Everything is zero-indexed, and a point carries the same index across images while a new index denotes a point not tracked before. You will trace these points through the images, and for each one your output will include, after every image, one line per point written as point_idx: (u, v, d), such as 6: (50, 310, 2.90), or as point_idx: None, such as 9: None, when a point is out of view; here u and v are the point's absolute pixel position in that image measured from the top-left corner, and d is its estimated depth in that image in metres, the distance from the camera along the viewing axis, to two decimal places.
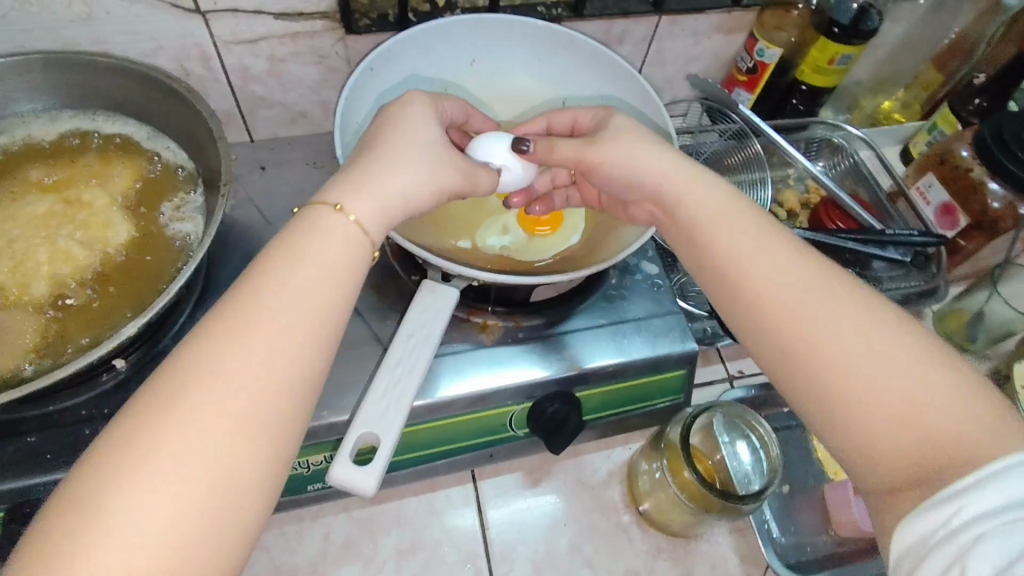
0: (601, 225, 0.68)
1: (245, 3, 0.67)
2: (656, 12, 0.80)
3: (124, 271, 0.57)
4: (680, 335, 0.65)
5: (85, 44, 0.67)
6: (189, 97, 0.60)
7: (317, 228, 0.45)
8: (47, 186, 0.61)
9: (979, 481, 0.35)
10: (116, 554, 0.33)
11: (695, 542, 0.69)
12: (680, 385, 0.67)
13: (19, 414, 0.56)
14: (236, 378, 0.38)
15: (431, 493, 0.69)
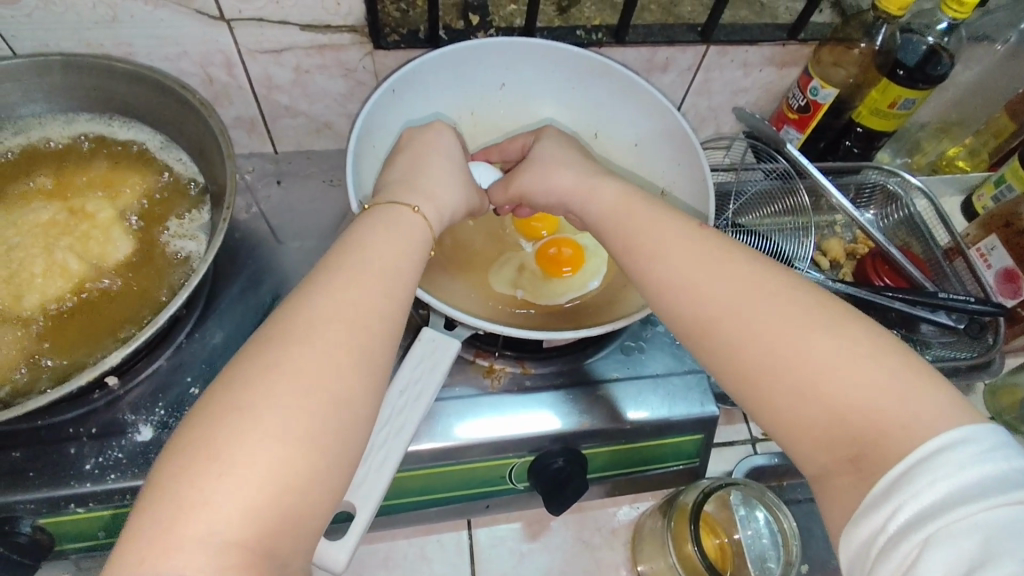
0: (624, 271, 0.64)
1: (271, 13, 0.65)
2: (704, 41, 0.75)
3: (120, 289, 0.56)
4: (700, 398, 0.60)
5: (109, 46, 0.66)
6: (202, 112, 0.58)
7: (391, 219, 0.48)
8: (53, 193, 0.60)
9: (920, 478, 0.33)
10: (229, 494, 0.33)
11: None
12: (695, 450, 0.62)
13: (7, 427, 0.54)
14: (332, 330, 0.39)
15: (423, 538, 0.65)
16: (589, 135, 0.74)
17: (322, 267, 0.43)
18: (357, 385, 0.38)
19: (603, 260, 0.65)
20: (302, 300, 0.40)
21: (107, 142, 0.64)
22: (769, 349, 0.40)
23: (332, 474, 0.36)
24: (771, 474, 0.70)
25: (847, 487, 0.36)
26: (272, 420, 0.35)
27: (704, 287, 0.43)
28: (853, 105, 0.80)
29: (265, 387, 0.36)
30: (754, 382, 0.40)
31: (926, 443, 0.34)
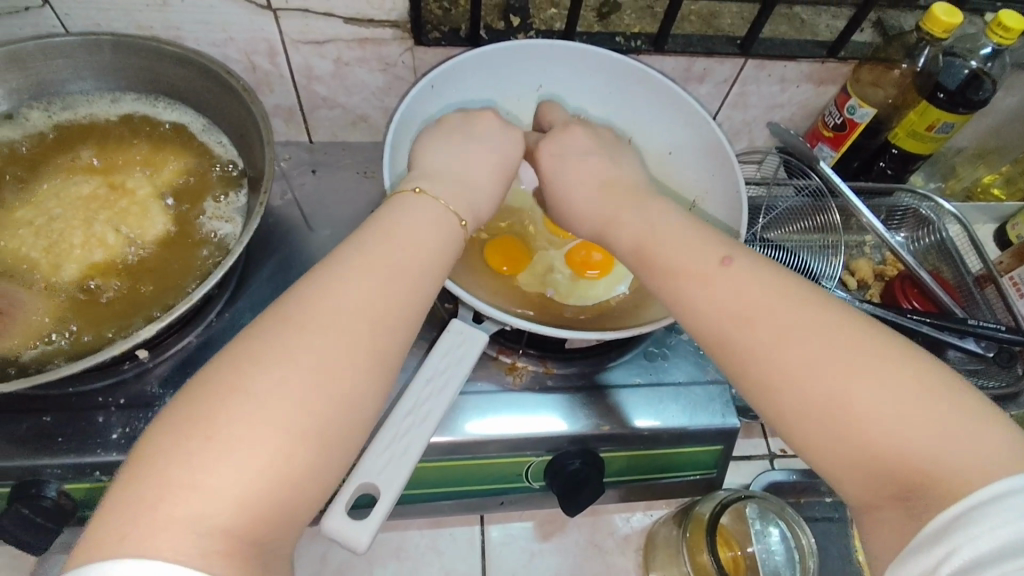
0: None
1: (317, 4, 0.66)
2: (743, 54, 0.75)
3: (156, 265, 0.57)
4: (721, 409, 0.60)
5: (159, 29, 0.68)
6: (245, 97, 0.59)
7: (407, 212, 0.47)
8: (96, 168, 0.61)
9: (976, 528, 0.32)
10: (214, 479, 0.33)
11: None
12: (713, 460, 0.62)
13: (40, 392, 0.55)
14: (335, 328, 0.39)
15: (436, 530, 0.65)
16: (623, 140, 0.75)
17: (335, 258, 0.43)
18: (357, 380, 0.39)
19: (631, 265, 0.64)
20: (309, 294, 0.41)
21: (151, 122, 0.65)
22: (793, 366, 0.39)
23: (326, 464, 0.37)
24: (789, 490, 0.70)
25: (889, 522, 0.35)
26: (269, 407, 0.36)
27: (750, 307, 0.41)
28: (889, 125, 0.80)
29: (259, 376, 0.36)
30: (773, 395, 0.40)
31: (978, 495, 0.33)
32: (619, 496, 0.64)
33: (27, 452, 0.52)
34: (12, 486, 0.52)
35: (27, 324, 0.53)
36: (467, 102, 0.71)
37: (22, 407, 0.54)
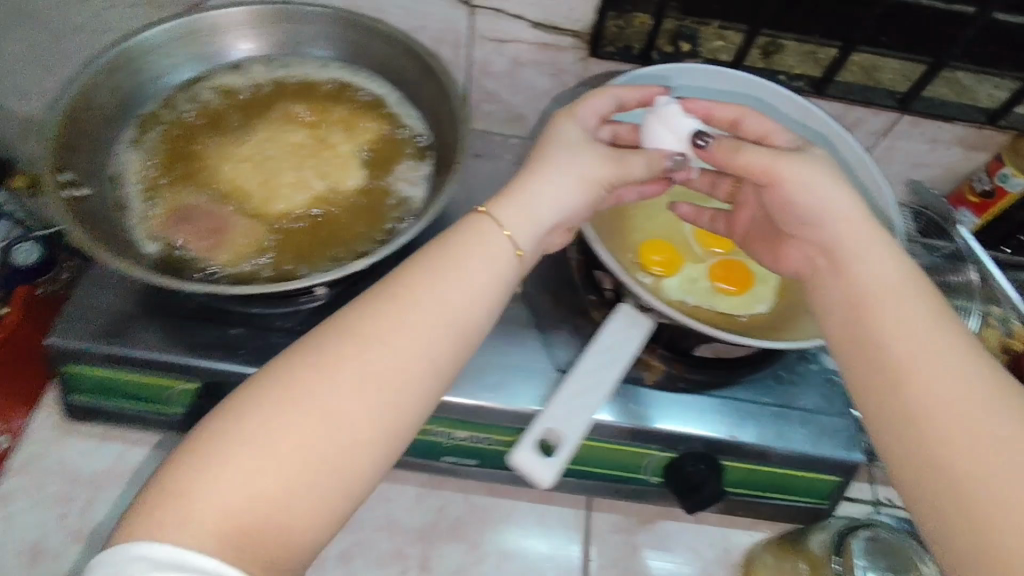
0: (792, 303, 0.66)
1: (510, 6, 0.73)
2: (901, 109, 0.77)
3: (348, 214, 0.63)
4: (847, 444, 0.61)
5: (364, 6, 0.76)
6: (444, 77, 0.66)
7: (477, 236, 0.47)
8: (302, 120, 0.68)
9: None
10: (216, 492, 0.35)
11: None
12: (828, 492, 0.63)
13: (230, 307, 0.62)
14: (351, 365, 0.40)
15: (545, 505, 0.68)
16: None
17: (370, 292, 0.44)
18: (367, 417, 0.39)
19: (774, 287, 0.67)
20: (330, 329, 0.42)
21: (354, 90, 0.71)
22: (989, 458, 0.37)
23: (325, 488, 0.37)
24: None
25: None
26: (272, 444, 0.37)
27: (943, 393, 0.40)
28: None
29: (290, 395, 0.39)
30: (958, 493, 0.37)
31: None
32: (726, 506, 0.66)
33: (217, 357, 0.60)
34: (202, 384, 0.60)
35: (238, 243, 0.60)
36: None
37: (217, 316, 0.62)
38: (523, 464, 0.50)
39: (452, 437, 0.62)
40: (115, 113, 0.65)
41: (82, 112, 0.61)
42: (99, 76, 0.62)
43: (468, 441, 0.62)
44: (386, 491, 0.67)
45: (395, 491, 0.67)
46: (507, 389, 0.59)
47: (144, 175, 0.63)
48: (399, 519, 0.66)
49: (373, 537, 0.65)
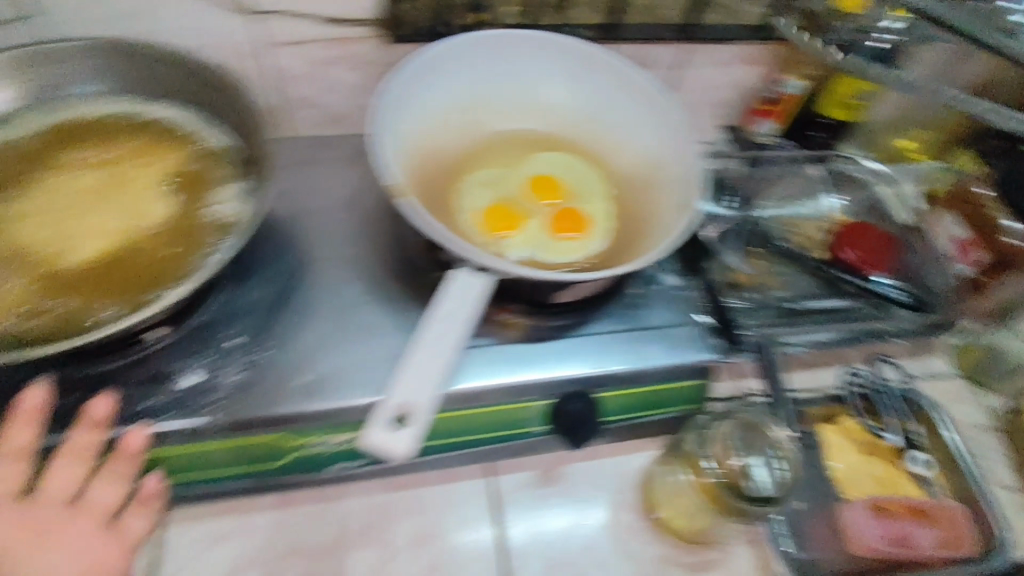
0: (624, 231, 0.71)
1: (297, 6, 0.71)
2: (682, 36, 0.84)
3: (128, 263, 0.58)
4: (701, 345, 0.67)
5: (146, 34, 0.72)
6: (234, 89, 0.62)
7: None
8: (100, 188, 0.61)
9: None
10: None
11: (708, 547, 0.69)
12: (697, 394, 0.69)
13: (84, 372, 0.57)
14: None
15: (450, 485, 0.70)
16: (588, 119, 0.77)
17: None
18: None
19: (608, 224, 0.72)
20: None
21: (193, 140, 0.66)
22: None
23: None
24: None
25: None
26: None
27: None
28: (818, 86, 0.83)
29: None
30: None
31: None
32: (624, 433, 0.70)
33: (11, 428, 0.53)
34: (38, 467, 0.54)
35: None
36: (436, 99, 0.71)
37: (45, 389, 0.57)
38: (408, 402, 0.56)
39: (334, 444, 0.61)
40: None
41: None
42: None
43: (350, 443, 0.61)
44: (297, 522, 0.65)
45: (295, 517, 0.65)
46: (371, 377, 0.60)
47: None
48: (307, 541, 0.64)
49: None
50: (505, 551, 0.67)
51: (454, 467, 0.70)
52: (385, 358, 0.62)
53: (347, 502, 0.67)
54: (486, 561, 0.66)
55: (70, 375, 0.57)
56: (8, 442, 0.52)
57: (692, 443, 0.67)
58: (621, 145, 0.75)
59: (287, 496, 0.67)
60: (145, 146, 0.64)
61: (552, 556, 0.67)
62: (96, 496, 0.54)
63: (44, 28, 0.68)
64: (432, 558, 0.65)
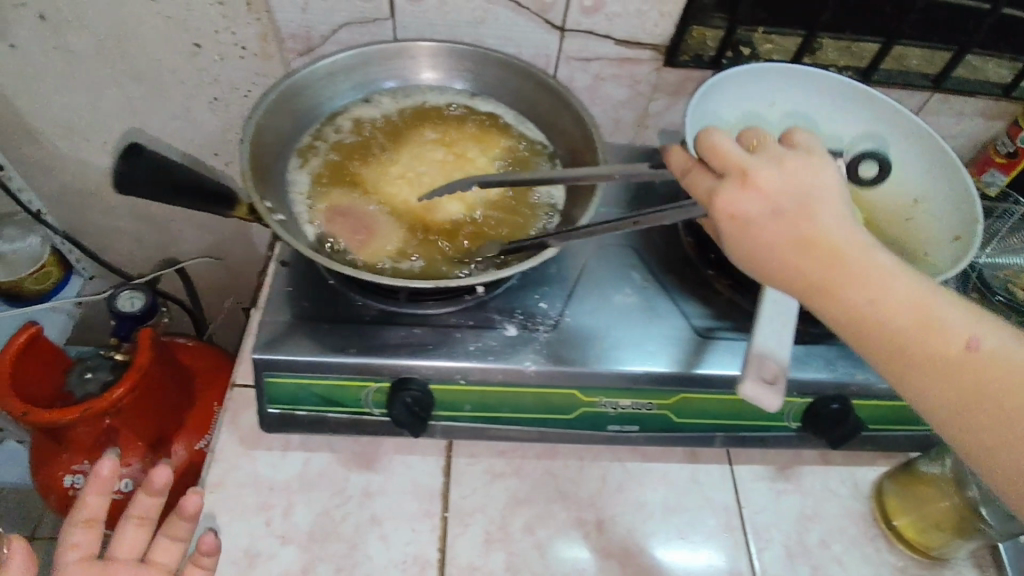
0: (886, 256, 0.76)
1: (601, 28, 0.82)
2: (936, 87, 0.91)
3: (474, 229, 0.69)
4: None
5: (466, 40, 0.84)
6: (565, 93, 0.73)
7: None
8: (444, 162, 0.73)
9: None
10: None
11: (938, 565, 0.73)
12: None
13: (427, 310, 0.69)
14: None
15: (693, 464, 0.77)
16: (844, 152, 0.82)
17: None
18: None
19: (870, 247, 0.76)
20: None
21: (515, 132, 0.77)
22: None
23: None
24: None
25: None
26: None
27: None
28: None
29: None
30: None
31: None
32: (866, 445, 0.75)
33: (380, 351, 0.65)
34: (390, 382, 0.65)
35: (380, 243, 0.66)
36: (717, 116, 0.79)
37: (392, 320, 0.68)
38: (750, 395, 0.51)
39: (617, 407, 0.70)
40: (281, 150, 0.70)
41: (261, 151, 0.66)
42: (265, 114, 0.68)
43: (632, 408, 0.70)
44: (563, 473, 0.74)
45: (562, 467, 0.74)
46: (657, 350, 0.69)
47: (311, 191, 0.69)
48: (573, 491, 0.73)
49: (327, 547, 0.66)
50: (746, 532, 0.73)
51: (695, 449, 0.78)
52: (669, 337, 0.70)
53: (603, 468, 0.75)
54: (729, 537, 0.72)
55: (416, 312, 0.69)
56: (382, 355, 0.65)
57: (931, 459, 0.73)
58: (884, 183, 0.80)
59: (553, 449, 0.75)
60: (480, 135, 0.76)
61: (790, 543, 0.72)
62: (155, 554, 0.62)
63: (400, 30, 0.82)
64: (681, 526, 0.72)
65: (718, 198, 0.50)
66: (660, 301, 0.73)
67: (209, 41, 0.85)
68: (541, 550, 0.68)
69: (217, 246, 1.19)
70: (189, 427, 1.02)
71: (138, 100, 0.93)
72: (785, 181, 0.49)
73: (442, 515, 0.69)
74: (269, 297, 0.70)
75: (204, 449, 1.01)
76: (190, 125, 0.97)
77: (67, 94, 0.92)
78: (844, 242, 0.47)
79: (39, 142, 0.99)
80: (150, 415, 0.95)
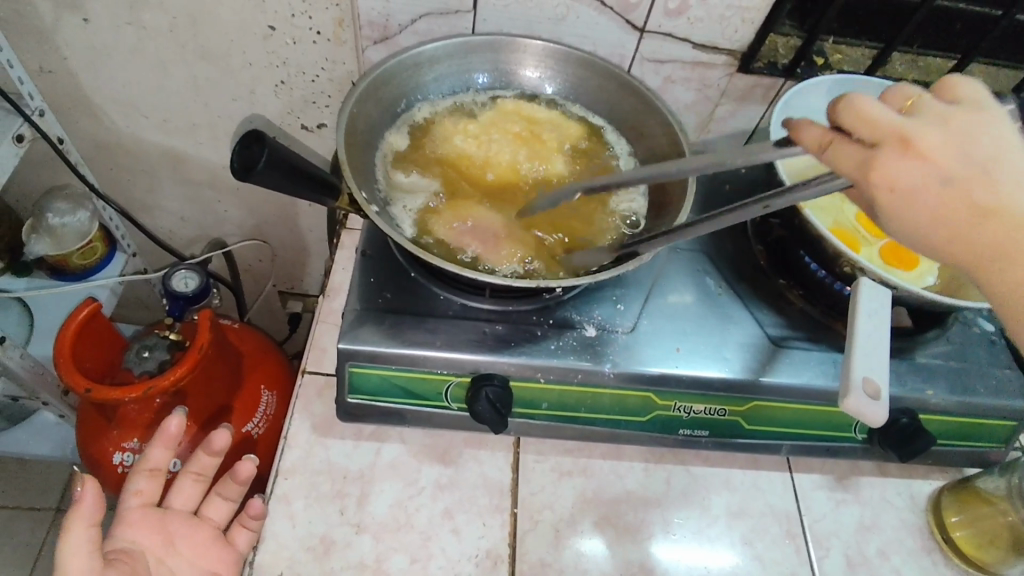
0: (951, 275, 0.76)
1: (679, 30, 0.82)
2: None
3: (556, 227, 0.72)
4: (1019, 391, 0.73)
5: (543, 36, 0.84)
6: (649, 96, 0.75)
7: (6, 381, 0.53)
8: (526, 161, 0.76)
9: None
10: None
11: None
12: (1006, 435, 0.75)
13: (507, 307, 0.70)
14: None
15: (754, 471, 0.77)
16: None
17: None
18: None
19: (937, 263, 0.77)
20: None
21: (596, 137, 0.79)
22: None
23: None
24: None
25: None
26: None
27: None
28: None
29: None
30: None
31: None
32: (927, 459, 0.76)
33: (462, 346, 0.66)
34: (472, 376, 0.66)
35: (469, 240, 0.70)
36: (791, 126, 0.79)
37: (471, 315, 0.69)
38: (856, 408, 0.52)
39: (690, 411, 0.70)
40: (373, 139, 0.73)
41: (356, 141, 0.69)
42: (361, 105, 0.70)
43: (705, 413, 0.70)
44: (627, 474, 0.75)
45: (627, 467, 0.75)
46: (733, 357, 0.69)
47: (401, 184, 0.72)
48: (638, 491, 0.73)
49: (400, 536, 0.67)
50: (808, 540, 0.73)
51: (756, 455, 0.78)
52: (742, 342, 0.71)
53: (666, 471, 0.75)
54: (791, 544, 0.72)
55: (497, 309, 0.70)
56: (464, 350, 0.65)
57: (993, 476, 0.73)
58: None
59: (618, 450, 0.76)
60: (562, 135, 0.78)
61: (851, 552, 0.73)
62: (207, 511, 0.67)
63: (479, 23, 0.82)
64: (744, 532, 0.72)
65: (881, 168, 0.42)
66: (734, 307, 0.74)
67: (284, 24, 0.85)
68: (606, 549, 0.69)
69: (262, 231, 1.19)
70: (237, 409, 0.99)
71: (202, 79, 0.92)
72: (951, 149, 0.42)
73: (512, 510, 0.70)
74: (351, 287, 0.70)
75: (255, 433, 0.99)
76: (251, 108, 0.97)
77: (134, 71, 0.91)
78: (1011, 210, 0.42)
79: (98, 118, 0.99)
80: (202, 396, 0.95)
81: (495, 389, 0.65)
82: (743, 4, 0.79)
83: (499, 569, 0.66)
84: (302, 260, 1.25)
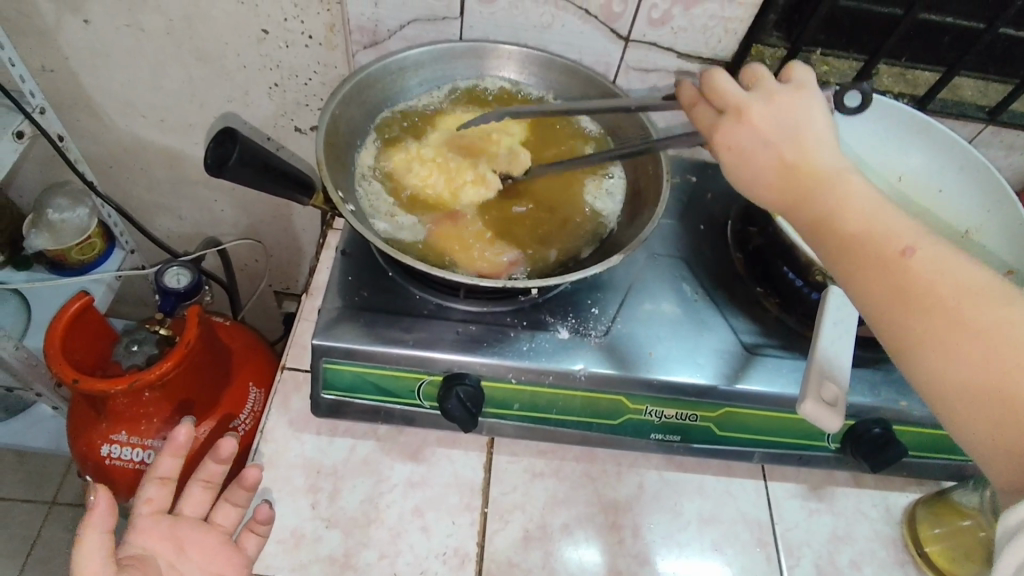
0: None
1: (664, 40, 0.83)
2: (989, 119, 0.90)
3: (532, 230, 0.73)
4: None
5: (529, 43, 0.85)
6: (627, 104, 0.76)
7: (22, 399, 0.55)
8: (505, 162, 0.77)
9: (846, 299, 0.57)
10: None
11: None
12: None
13: (484, 308, 0.71)
14: None
15: (727, 478, 0.77)
16: (892, 178, 0.83)
17: None
18: None
19: None
20: None
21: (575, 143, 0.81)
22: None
23: None
24: None
25: None
26: None
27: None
28: None
29: None
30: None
31: None
32: (900, 470, 0.75)
33: (435, 346, 0.66)
34: (444, 375, 0.67)
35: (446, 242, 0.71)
36: None
37: (445, 314, 0.70)
38: (812, 414, 0.53)
39: (661, 416, 0.71)
40: (354, 141, 0.75)
41: (337, 142, 0.70)
42: (343, 108, 0.72)
43: (676, 418, 0.71)
44: (598, 476, 0.75)
45: (599, 470, 0.75)
46: (706, 363, 0.69)
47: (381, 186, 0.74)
48: (609, 494, 0.74)
49: (370, 532, 0.68)
50: (779, 549, 0.73)
51: (730, 463, 0.79)
52: (713, 347, 0.71)
53: (638, 476, 0.76)
54: (762, 552, 0.72)
55: (474, 309, 0.71)
56: (439, 350, 0.66)
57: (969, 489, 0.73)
58: (928, 209, 0.81)
59: (591, 453, 0.77)
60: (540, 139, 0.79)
61: (822, 562, 0.72)
62: (216, 516, 0.65)
63: (466, 29, 0.83)
64: (715, 538, 0.73)
65: (717, 133, 0.53)
66: (709, 313, 0.74)
67: (276, 28, 0.87)
68: (573, 552, 0.69)
69: (256, 231, 1.20)
70: (225, 405, 1.01)
71: (199, 81, 0.95)
72: (781, 116, 0.52)
73: (482, 510, 0.71)
74: (328, 286, 0.71)
75: (239, 430, 1.00)
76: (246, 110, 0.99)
77: (134, 73, 0.94)
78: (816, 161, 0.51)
79: (99, 118, 1.01)
80: (189, 392, 0.96)
81: (468, 394, 0.66)
82: (727, 14, 0.80)
83: (466, 568, 0.67)
84: (296, 261, 1.26)
